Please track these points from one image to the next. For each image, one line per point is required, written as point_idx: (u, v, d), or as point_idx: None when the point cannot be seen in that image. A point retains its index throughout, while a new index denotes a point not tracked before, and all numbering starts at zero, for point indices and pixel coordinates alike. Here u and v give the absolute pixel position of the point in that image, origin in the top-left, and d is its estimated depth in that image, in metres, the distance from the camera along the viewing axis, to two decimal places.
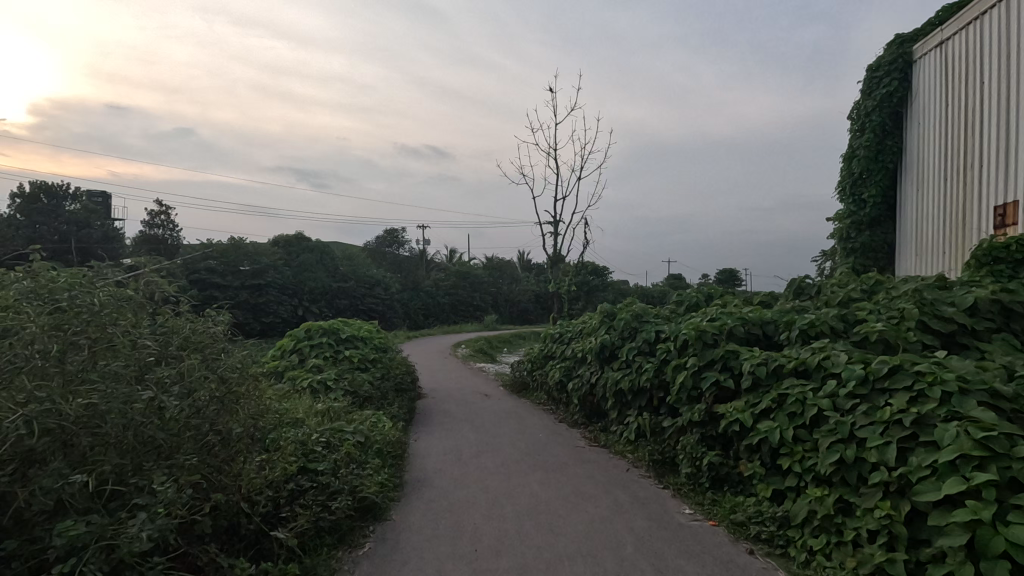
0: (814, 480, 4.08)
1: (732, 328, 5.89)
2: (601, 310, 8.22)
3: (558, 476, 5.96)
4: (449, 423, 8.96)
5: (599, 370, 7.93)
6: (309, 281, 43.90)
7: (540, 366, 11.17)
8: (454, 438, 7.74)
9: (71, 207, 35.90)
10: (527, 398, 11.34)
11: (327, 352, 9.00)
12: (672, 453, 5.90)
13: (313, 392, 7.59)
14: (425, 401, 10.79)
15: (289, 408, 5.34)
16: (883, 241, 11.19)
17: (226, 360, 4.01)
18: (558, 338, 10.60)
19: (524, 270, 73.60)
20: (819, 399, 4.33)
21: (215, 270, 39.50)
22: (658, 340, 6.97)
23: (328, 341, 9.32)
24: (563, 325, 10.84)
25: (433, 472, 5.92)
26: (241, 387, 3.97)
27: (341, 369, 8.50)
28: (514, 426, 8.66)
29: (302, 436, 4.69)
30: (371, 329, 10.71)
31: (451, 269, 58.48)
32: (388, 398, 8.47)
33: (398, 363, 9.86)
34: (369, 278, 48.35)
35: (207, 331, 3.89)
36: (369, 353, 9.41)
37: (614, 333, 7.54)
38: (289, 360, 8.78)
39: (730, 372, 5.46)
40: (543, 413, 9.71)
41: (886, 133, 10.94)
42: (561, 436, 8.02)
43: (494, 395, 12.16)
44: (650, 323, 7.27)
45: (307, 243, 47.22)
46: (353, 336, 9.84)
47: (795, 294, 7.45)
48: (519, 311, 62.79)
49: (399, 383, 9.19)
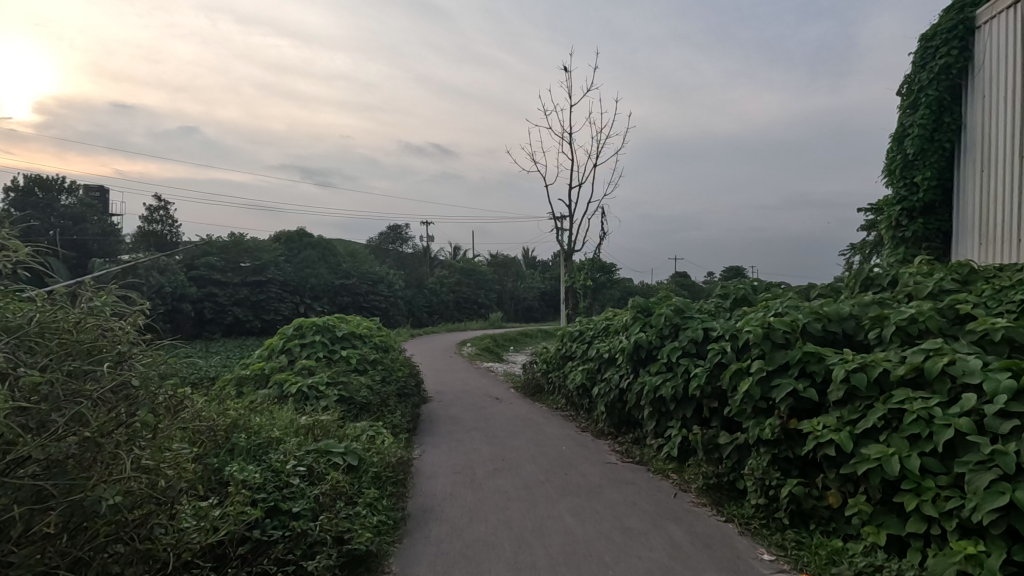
0: (960, 528, 3.07)
1: (807, 324, 4.83)
2: (633, 305, 7.16)
3: (593, 505, 4.91)
4: (459, 433, 7.95)
5: (631, 373, 6.89)
6: (311, 278, 42.97)
7: (557, 368, 10.13)
8: (464, 453, 6.70)
9: (67, 203, 34.99)
10: (544, 402, 10.34)
11: (320, 352, 7.98)
12: (733, 477, 4.87)
13: (303, 399, 6.59)
14: (429, 406, 9.75)
15: (265, 424, 4.32)
16: (938, 229, 10.11)
17: (151, 366, 2.96)
18: (578, 337, 9.56)
19: (529, 267, 72.54)
20: (955, 419, 3.27)
21: (214, 267, 38.57)
22: (706, 340, 5.93)
23: (322, 340, 8.30)
24: (583, 322, 9.82)
25: (442, 500, 4.87)
26: (128, 414, 2.63)
27: (337, 372, 7.49)
28: (530, 437, 7.61)
29: (276, 463, 3.68)
30: (370, 327, 9.69)
31: (455, 266, 57.46)
32: (390, 404, 7.46)
33: (401, 364, 8.84)
34: (372, 275, 47.39)
35: (90, 324, 2.74)
36: (369, 354, 8.39)
37: (651, 332, 6.49)
38: (278, 362, 7.77)
39: (811, 379, 4.41)
40: (563, 421, 8.71)
41: (943, 109, 9.84)
42: (586, 450, 6.96)
43: (505, 398, 11.12)
44: (694, 319, 6.22)
45: (309, 239, 46.47)
46: (350, 335, 8.82)
47: (864, 285, 6.37)
48: (524, 308, 61.75)
49: (402, 387, 8.18)
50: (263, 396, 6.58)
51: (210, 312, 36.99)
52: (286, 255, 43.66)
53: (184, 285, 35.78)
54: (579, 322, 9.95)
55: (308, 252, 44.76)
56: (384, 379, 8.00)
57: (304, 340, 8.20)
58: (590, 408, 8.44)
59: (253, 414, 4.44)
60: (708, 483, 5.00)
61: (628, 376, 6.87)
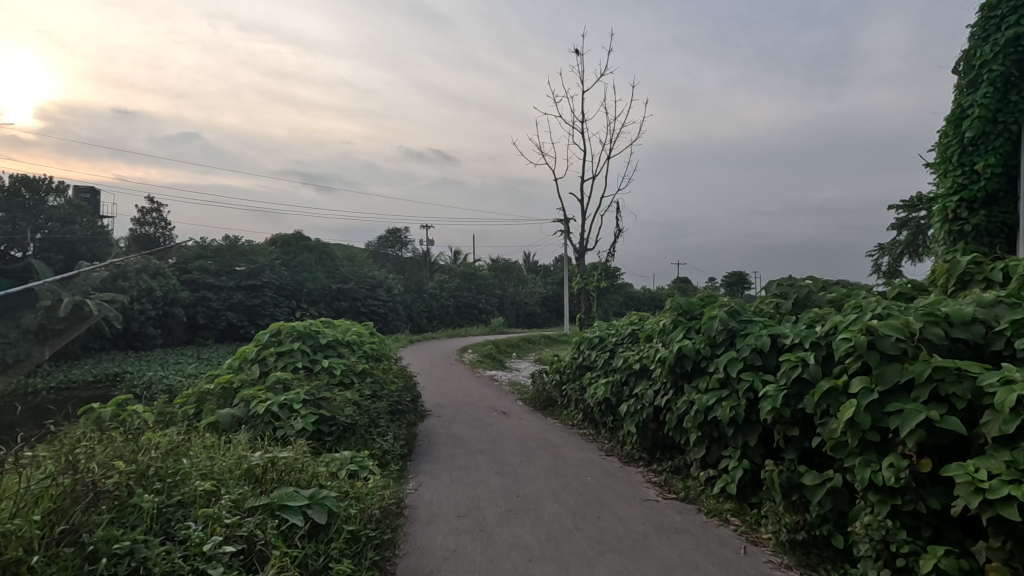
0: None
1: (926, 329, 3.64)
2: (671, 306, 5.97)
3: (642, 568, 3.71)
4: (462, 457, 6.76)
5: (671, 388, 5.71)
6: (307, 282, 41.78)
7: (574, 380, 8.94)
8: (470, 487, 5.49)
9: (54, 203, 33.80)
10: (557, 418, 9.17)
11: (299, 362, 6.79)
12: (827, 531, 3.71)
13: (274, 421, 5.40)
14: (428, 424, 8.56)
15: (193, 467, 3.15)
16: (1003, 223, 8.89)
17: None
18: (599, 346, 8.37)
19: (530, 272, 71.48)
20: None
21: (207, 270, 37.40)
22: (773, 349, 4.75)
23: (301, 348, 7.10)
24: (603, 328, 8.67)
25: (441, 561, 3.67)
26: None
27: (318, 386, 6.32)
28: (547, 463, 6.41)
29: (193, 537, 2.60)
30: (361, 332, 8.50)
31: (455, 270, 56.32)
32: (380, 425, 6.28)
33: (396, 377, 7.66)
34: (370, 279, 46.21)
35: None
36: (358, 365, 7.21)
37: (699, 339, 5.32)
38: (249, 373, 6.59)
39: (947, 405, 3.23)
40: (583, 442, 7.55)
41: (1010, 85, 8.72)
42: (617, 482, 5.76)
43: (513, 412, 9.93)
44: (754, 322, 5.04)
45: (305, 243, 45.55)
46: (337, 343, 7.64)
47: (959, 283, 5.19)
48: (526, 314, 60.53)
49: (395, 404, 6.98)
50: (225, 418, 5.39)
51: (203, 317, 35.80)
52: (282, 259, 42.50)
53: (175, 289, 34.59)
54: (598, 328, 8.78)
55: (304, 256, 43.61)
56: (375, 395, 6.81)
57: (281, 348, 7.01)
58: (616, 428, 7.27)
59: (179, 457, 3.25)
60: (792, 538, 3.82)
61: (668, 391, 5.68)
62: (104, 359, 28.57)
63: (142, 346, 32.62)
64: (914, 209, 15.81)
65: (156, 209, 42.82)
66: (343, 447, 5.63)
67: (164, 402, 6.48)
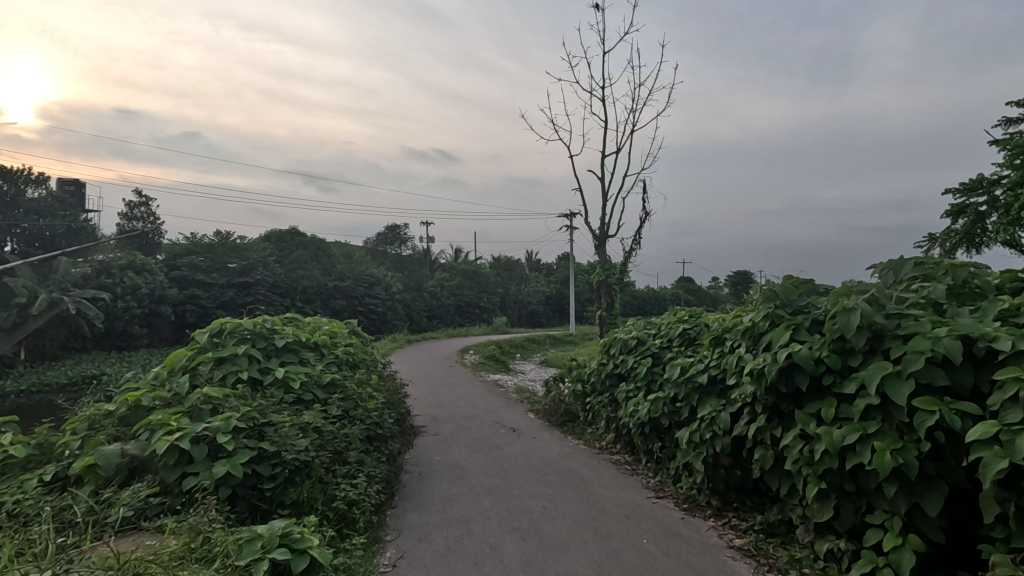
0: None
1: None
2: (759, 295, 4.21)
3: None
4: (462, 498, 5.04)
5: (764, 413, 3.96)
6: (302, 279, 39.95)
7: (603, 393, 7.18)
8: (473, 559, 3.74)
9: (33, 195, 32.07)
10: (580, 438, 7.45)
11: (243, 372, 5.01)
12: None
13: (185, 464, 3.61)
14: (419, 447, 6.82)
15: None
16: None
17: None
18: (635, 349, 6.61)
19: (533, 270, 69.82)
20: None
21: (196, 266, 35.66)
22: (966, 361, 2.96)
23: (250, 352, 5.30)
24: (640, 327, 6.92)
25: None
26: None
27: (263, 405, 4.55)
28: (578, 514, 4.67)
29: None
30: (335, 332, 6.70)
31: (456, 268, 54.43)
32: (349, 462, 4.56)
33: (378, 390, 5.89)
34: (369, 276, 44.36)
35: None
36: (324, 376, 5.43)
37: (820, 342, 3.54)
38: (173, 388, 4.79)
39: None
40: (620, 476, 5.84)
41: None
42: (682, 548, 4.01)
43: (524, 430, 8.18)
44: (912, 317, 3.27)
45: (301, 240, 44.01)
46: (299, 346, 5.85)
47: None
48: (529, 313, 58.67)
49: (373, 429, 5.23)
50: (108, 459, 3.57)
51: (192, 316, 34.08)
52: (276, 255, 40.69)
53: (163, 286, 32.88)
54: (632, 329, 7.02)
55: (299, 253, 41.82)
56: (344, 418, 5.06)
57: (220, 352, 5.20)
58: (667, 458, 5.53)
59: None
60: None
61: (761, 417, 3.93)
62: (83, 360, 26.85)
63: (126, 347, 30.95)
64: (972, 192, 14.06)
65: (143, 203, 40.98)
66: (291, 499, 3.88)
67: (53, 427, 4.70)
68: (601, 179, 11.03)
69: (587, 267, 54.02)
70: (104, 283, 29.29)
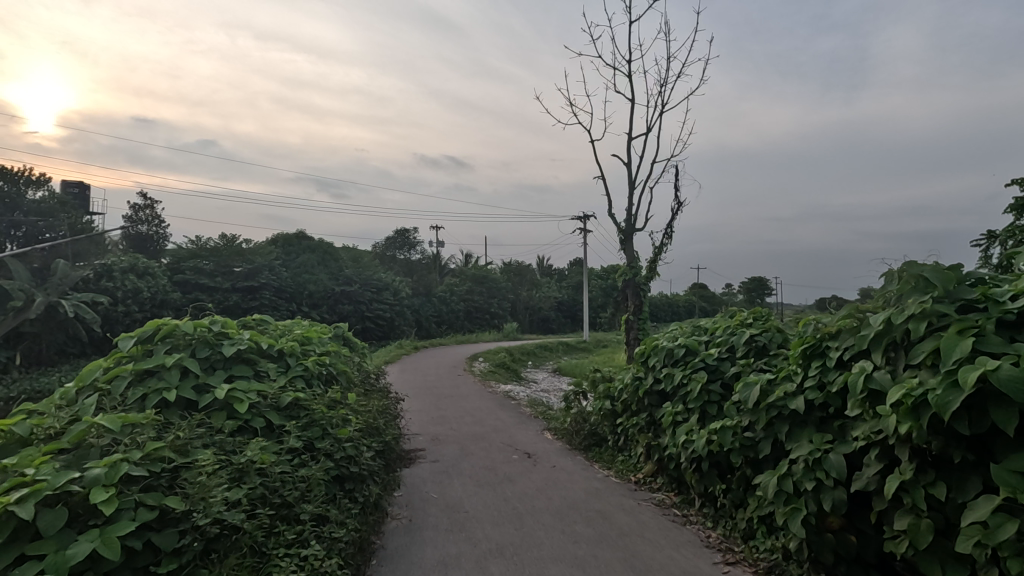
0: None
1: None
2: (900, 284, 2.89)
3: None
4: (462, 562, 3.73)
5: (913, 462, 2.64)
6: (309, 284, 38.92)
7: (640, 413, 5.84)
8: None
9: (34, 197, 31.29)
10: (612, 469, 6.11)
11: (173, 391, 3.74)
12: None
13: (27, 543, 2.34)
14: (413, 480, 5.53)
15: None
16: None
17: None
18: (682, 360, 5.26)
19: (545, 275, 68.51)
20: None
21: (200, 270, 34.75)
22: None
23: (187, 360, 4.01)
24: (689, 332, 5.57)
25: None
26: None
27: (184, 440, 3.26)
28: None
29: None
30: (310, 336, 5.40)
31: (466, 273, 53.21)
32: (304, 519, 3.26)
33: (358, 412, 4.58)
34: (377, 281, 43.24)
35: None
36: (283, 395, 4.12)
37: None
38: (69, 413, 3.50)
39: None
40: (670, 526, 4.49)
41: None
42: None
43: (541, 456, 6.87)
44: None
45: (308, 243, 43.09)
46: (257, 356, 4.52)
47: None
48: (541, 319, 57.20)
49: (344, 467, 3.95)
50: None
51: None
52: (281, 258, 39.70)
53: (165, 290, 31.98)
54: (677, 333, 5.68)
55: (305, 257, 40.84)
56: (303, 456, 3.75)
57: (142, 365, 3.88)
58: (734, 506, 4.19)
59: None
60: None
61: (910, 470, 2.60)
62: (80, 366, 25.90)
63: None
64: None
65: (148, 206, 40.23)
66: None
67: None
68: (628, 166, 9.70)
69: (601, 272, 52.53)
70: (104, 287, 28.49)
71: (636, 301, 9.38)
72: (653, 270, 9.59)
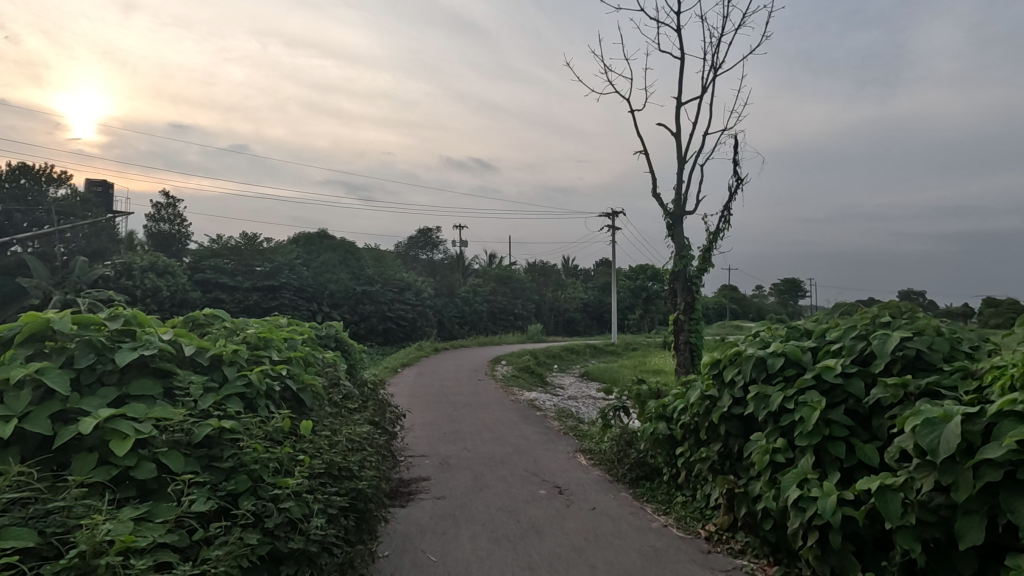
0: None
1: None
2: None
3: None
4: None
5: None
6: (330, 283, 38.07)
7: (713, 444, 4.33)
8: None
9: (57, 196, 31.01)
10: (671, 517, 4.61)
11: (11, 421, 2.39)
12: None
13: None
14: (406, 533, 4.14)
15: None
16: None
17: None
18: (781, 375, 3.72)
19: (571, 276, 66.79)
20: None
21: (221, 269, 34.12)
22: None
23: (52, 372, 2.65)
24: (785, 337, 4.04)
25: None
26: None
27: None
28: None
29: None
30: (268, 337, 4.02)
31: (491, 273, 51.85)
32: None
33: (322, 446, 3.19)
34: (399, 281, 42.14)
35: None
36: (200, 425, 2.75)
37: None
38: None
39: None
40: None
41: None
42: None
43: (576, 492, 5.42)
44: None
45: (330, 243, 42.38)
46: (174, 366, 3.14)
47: None
48: (566, 321, 55.44)
49: (281, 544, 2.55)
50: None
51: None
52: (302, 257, 38.93)
53: (185, 289, 31.38)
54: (767, 337, 4.13)
55: (326, 256, 40.04)
56: (211, 529, 2.37)
57: None
58: None
59: None
60: None
61: None
62: None
63: None
64: None
65: (171, 205, 39.95)
66: None
67: None
68: (676, 139, 8.14)
69: (629, 272, 50.53)
70: (123, 285, 28.01)
71: (686, 299, 7.83)
72: (706, 261, 8.02)
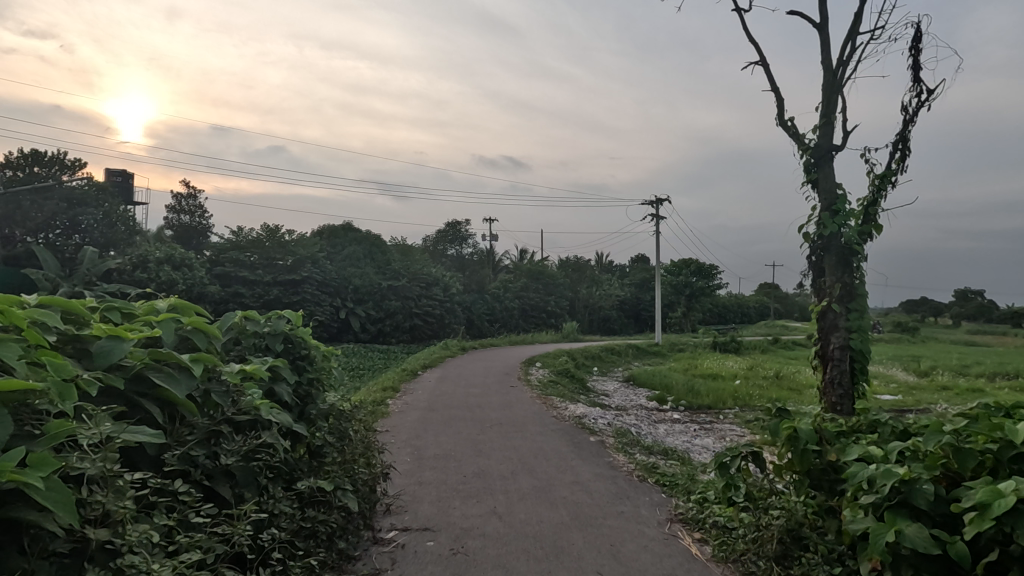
0: None
1: None
2: None
3: None
4: None
5: None
6: (354, 278, 35.96)
7: None
8: None
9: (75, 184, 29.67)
10: None
11: None
12: None
13: None
14: None
15: None
16: None
17: None
18: None
19: (606, 273, 63.36)
20: None
21: (240, 263, 32.33)
22: None
23: None
24: None
25: None
26: None
27: None
28: None
29: None
30: None
31: (523, 267, 48.96)
32: None
33: None
34: (427, 275, 39.66)
35: None
36: None
37: None
38: None
39: None
40: None
41: None
42: None
43: None
44: None
45: (354, 236, 40.35)
46: None
47: None
48: (602, 318, 52.20)
49: None
50: None
51: None
52: (326, 250, 36.98)
53: (203, 283, 29.69)
54: None
55: (350, 249, 37.96)
56: None
57: None
58: None
59: None
60: None
61: None
62: None
63: None
64: None
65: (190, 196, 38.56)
66: None
67: None
68: (821, 31, 5.29)
69: (671, 267, 46.97)
70: (138, 278, 26.50)
71: (842, 280, 4.95)
72: (869, 220, 5.13)
